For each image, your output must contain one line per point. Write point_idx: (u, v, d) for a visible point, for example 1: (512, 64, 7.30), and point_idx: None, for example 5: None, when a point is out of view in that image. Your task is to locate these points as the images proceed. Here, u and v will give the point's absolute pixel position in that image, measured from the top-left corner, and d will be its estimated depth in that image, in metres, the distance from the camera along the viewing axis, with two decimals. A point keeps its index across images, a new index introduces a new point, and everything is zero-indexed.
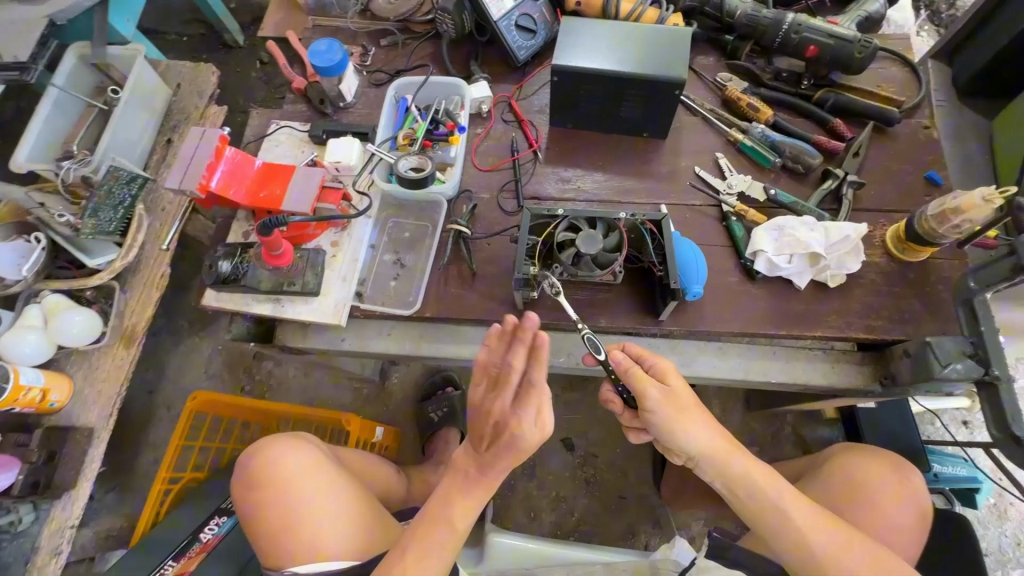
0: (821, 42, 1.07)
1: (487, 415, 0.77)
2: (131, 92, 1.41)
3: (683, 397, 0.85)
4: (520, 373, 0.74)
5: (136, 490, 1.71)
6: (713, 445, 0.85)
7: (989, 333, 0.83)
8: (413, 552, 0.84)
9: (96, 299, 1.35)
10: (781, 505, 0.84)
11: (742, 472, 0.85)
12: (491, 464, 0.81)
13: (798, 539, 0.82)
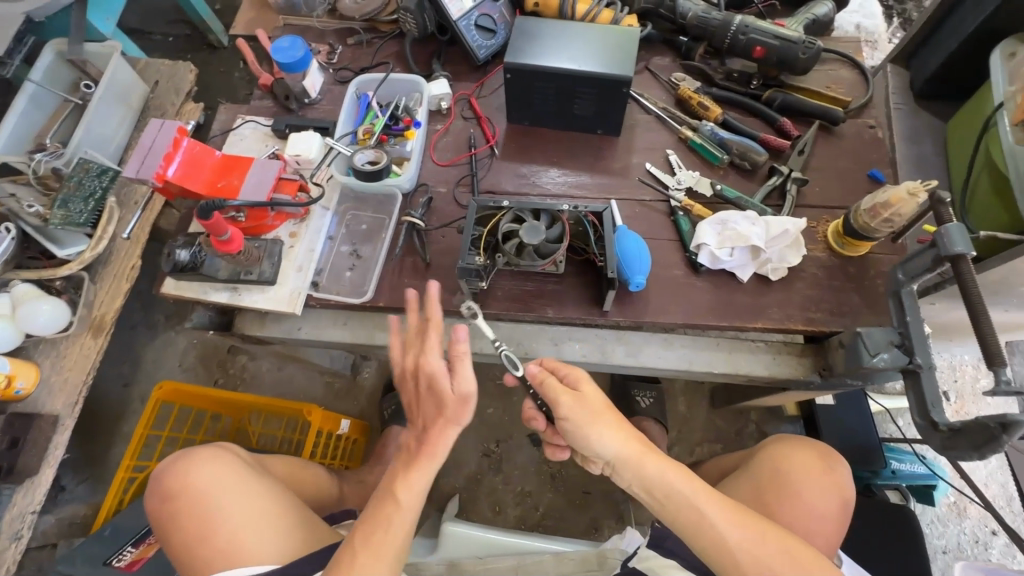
0: (767, 43, 1.10)
1: (422, 374, 0.87)
2: (107, 87, 1.44)
3: (591, 399, 0.86)
4: (440, 341, 0.86)
5: (107, 481, 1.72)
6: (626, 448, 0.86)
7: (915, 323, 0.85)
8: (360, 538, 0.86)
9: (65, 289, 1.37)
10: (698, 504, 0.85)
11: (658, 474, 0.86)
12: (428, 432, 0.87)
13: (716, 539, 0.84)
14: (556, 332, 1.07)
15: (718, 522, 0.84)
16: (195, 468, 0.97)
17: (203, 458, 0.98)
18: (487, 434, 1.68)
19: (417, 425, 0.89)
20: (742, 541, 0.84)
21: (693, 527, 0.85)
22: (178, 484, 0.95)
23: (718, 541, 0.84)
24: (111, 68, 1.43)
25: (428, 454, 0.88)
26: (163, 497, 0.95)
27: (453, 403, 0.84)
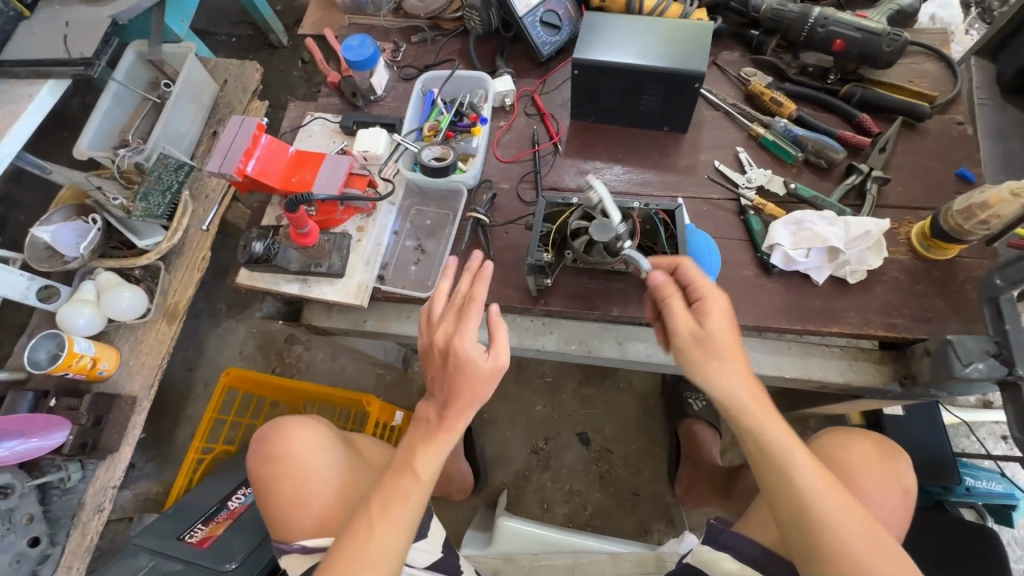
0: (848, 35, 1.06)
1: (433, 347, 0.87)
2: (182, 86, 1.51)
3: (716, 317, 0.79)
4: (464, 289, 0.89)
5: (173, 461, 1.81)
6: (738, 378, 0.78)
7: (1015, 332, 0.80)
8: (377, 505, 0.84)
9: (143, 278, 1.46)
10: (791, 457, 0.76)
11: (756, 413, 0.77)
12: (450, 402, 0.84)
13: (800, 498, 0.75)
14: (620, 331, 1.06)
15: (810, 481, 0.75)
16: (293, 436, 1.03)
17: (302, 430, 1.04)
18: (535, 431, 1.68)
19: (437, 395, 0.86)
20: (830, 509, 0.74)
21: (778, 476, 0.77)
22: (281, 448, 1.02)
23: (801, 498, 0.75)
24: (187, 68, 1.50)
25: (449, 426, 0.85)
26: (266, 458, 1.02)
27: (469, 360, 0.83)
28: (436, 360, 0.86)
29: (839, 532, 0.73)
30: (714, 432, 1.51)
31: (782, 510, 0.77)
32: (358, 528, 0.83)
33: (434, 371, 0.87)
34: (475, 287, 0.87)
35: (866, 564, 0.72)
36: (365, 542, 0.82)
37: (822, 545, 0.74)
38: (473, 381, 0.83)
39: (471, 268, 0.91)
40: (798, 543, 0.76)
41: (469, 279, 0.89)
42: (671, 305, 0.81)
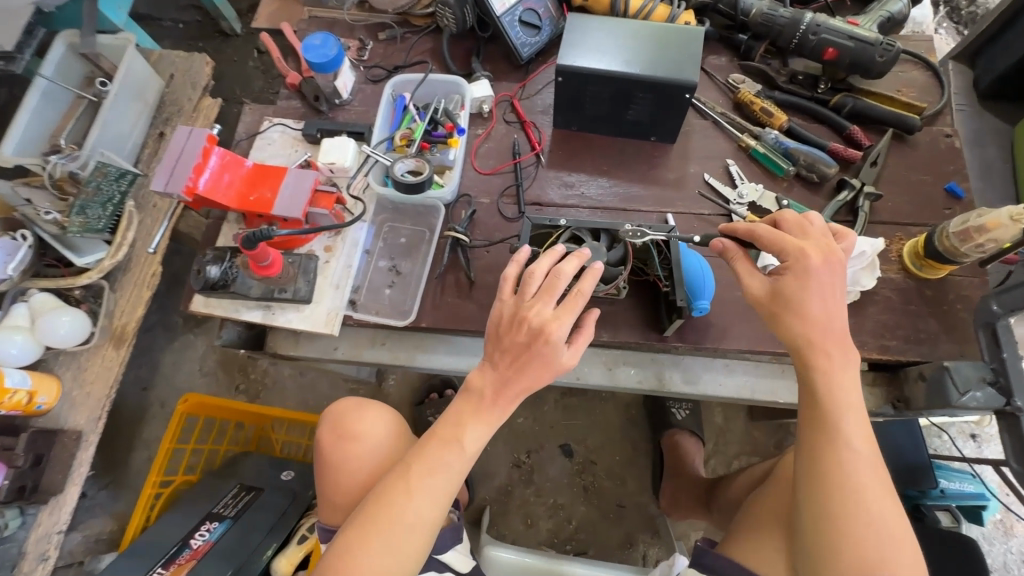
0: (840, 44, 1.02)
1: (521, 321, 0.81)
2: (122, 83, 1.36)
3: (831, 282, 0.73)
4: (569, 277, 0.81)
5: (128, 490, 1.69)
6: (828, 331, 0.73)
7: (1011, 360, 0.79)
8: (420, 468, 0.84)
9: (85, 299, 1.31)
10: (847, 417, 0.72)
11: (828, 365, 0.73)
12: (512, 380, 0.83)
13: (844, 457, 0.70)
14: (609, 356, 1.01)
15: (857, 444, 0.71)
16: (370, 419, 1.12)
17: (379, 414, 1.13)
18: (517, 444, 1.63)
19: (499, 369, 0.84)
20: (869, 477, 0.70)
21: (824, 432, 0.72)
22: (359, 428, 1.10)
23: (842, 457, 0.70)
24: (127, 62, 1.34)
25: (501, 406, 0.85)
26: (342, 435, 1.10)
27: (556, 350, 0.81)
28: (519, 337, 0.81)
29: (867, 500, 0.69)
30: (696, 441, 1.49)
31: (815, 465, 0.72)
32: (394, 492, 0.83)
33: (513, 344, 0.82)
34: (584, 282, 0.81)
35: (885, 533, 0.67)
36: (402, 509, 0.82)
37: (843, 511, 0.69)
38: (549, 370, 0.82)
39: (581, 257, 0.82)
40: (818, 503, 0.71)
41: (577, 270, 0.81)
42: (794, 257, 0.74)
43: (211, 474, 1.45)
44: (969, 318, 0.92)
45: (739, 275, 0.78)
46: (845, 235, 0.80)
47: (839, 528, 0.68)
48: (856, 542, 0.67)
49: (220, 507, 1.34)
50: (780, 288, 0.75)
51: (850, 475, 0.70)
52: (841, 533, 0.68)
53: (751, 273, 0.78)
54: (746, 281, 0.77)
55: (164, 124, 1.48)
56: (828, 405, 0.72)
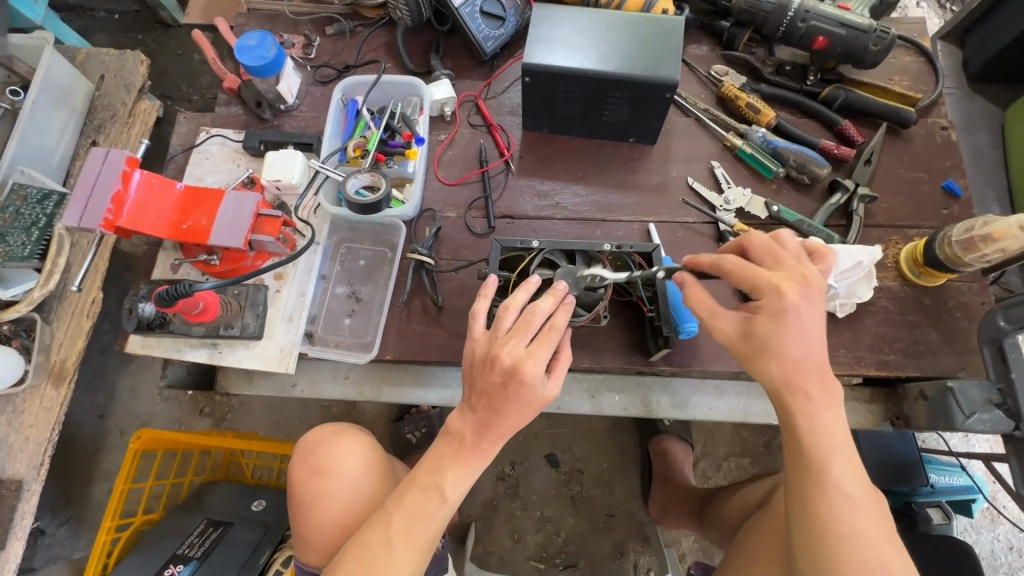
0: (831, 31, 0.94)
1: (494, 361, 0.72)
2: (42, 87, 1.09)
3: (810, 319, 0.66)
4: (545, 313, 0.74)
5: (73, 528, 1.50)
6: (809, 368, 0.66)
7: (1021, 380, 0.74)
8: (401, 519, 0.75)
9: (16, 333, 1.11)
10: (834, 459, 0.65)
11: (811, 405, 0.66)
12: (494, 425, 0.74)
13: (834, 507, 0.63)
14: (592, 382, 0.94)
15: (848, 489, 0.64)
16: (345, 449, 0.93)
17: (357, 444, 0.94)
18: (501, 456, 1.54)
19: (477, 413, 0.75)
20: (865, 526, 0.63)
21: (811, 482, 0.65)
22: (332, 461, 0.91)
23: (832, 508, 0.63)
24: (46, 59, 1.08)
25: (484, 449, 0.76)
26: (313, 470, 0.91)
27: (534, 388, 0.72)
28: (493, 378, 0.72)
29: (864, 554, 0.62)
30: (685, 446, 1.42)
31: (804, 518, 0.65)
32: (371, 545, 0.74)
33: (488, 387, 0.73)
34: (558, 317, 0.74)
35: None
36: (383, 562, 0.73)
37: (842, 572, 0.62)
38: (531, 409, 0.74)
39: (556, 293, 0.75)
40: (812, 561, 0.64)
41: (552, 307, 0.74)
42: (768, 294, 0.66)
43: (175, 509, 1.30)
44: (970, 327, 0.87)
45: (708, 306, 0.70)
46: (823, 256, 0.74)
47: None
48: None
49: (185, 547, 1.19)
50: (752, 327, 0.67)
51: (843, 529, 0.63)
52: None
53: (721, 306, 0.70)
54: (716, 313, 0.70)
55: (97, 132, 1.20)
56: (813, 449, 0.65)
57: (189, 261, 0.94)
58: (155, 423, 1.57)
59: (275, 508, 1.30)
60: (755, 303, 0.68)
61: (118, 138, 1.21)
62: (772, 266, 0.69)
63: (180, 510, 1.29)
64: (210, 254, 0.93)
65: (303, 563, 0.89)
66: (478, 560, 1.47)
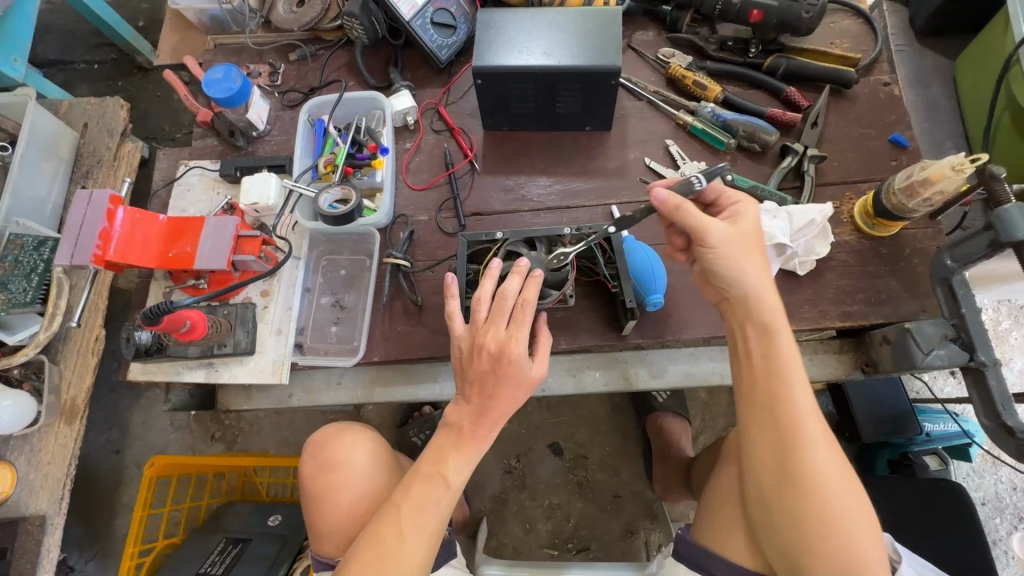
0: (764, 5, 0.98)
1: (480, 349, 0.77)
2: (28, 141, 1.13)
3: (750, 234, 0.76)
4: (514, 294, 0.78)
5: (97, 566, 1.55)
6: (763, 289, 0.75)
7: (971, 313, 0.78)
8: (410, 508, 0.77)
9: (25, 377, 1.15)
10: (794, 381, 0.73)
11: (774, 332, 0.74)
12: (488, 410, 0.78)
13: (794, 407, 0.72)
14: (571, 362, 1.01)
15: (806, 409, 0.72)
16: (351, 444, 0.97)
17: (361, 438, 0.99)
18: (506, 450, 1.56)
19: (473, 402, 0.78)
20: (817, 427, 0.72)
21: (775, 387, 0.73)
22: (339, 456, 0.96)
23: (798, 427, 0.71)
24: (30, 113, 1.12)
25: (481, 435, 0.79)
26: (322, 466, 0.96)
27: (522, 366, 0.76)
28: (483, 365, 0.76)
29: (818, 450, 0.71)
30: (682, 421, 1.45)
31: (772, 421, 0.73)
32: (384, 534, 0.76)
33: (477, 373, 0.77)
34: (528, 292, 0.77)
35: (832, 479, 0.70)
36: (397, 551, 0.75)
37: (804, 483, 0.70)
38: (520, 389, 0.77)
39: (521, 270, 0.79)
40: (775, 476, 0.72)
41: (520, 284, 0.78)
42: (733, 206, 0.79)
43: (194, 532, 1.34)
44: (926, 271, 0.90)
45: (696, 222, 0.74)
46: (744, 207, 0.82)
47: (798, 497, 0.70)
48: (812, 488, 0.69)
49: (207, 567, 1.22)
50: (724, 248, 0.75)
51: (806, 443, 0.71)
52: (798, 480, 0.70)
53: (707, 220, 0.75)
54: (705, 229, 0.74)
55: (86, 177, 1.26)
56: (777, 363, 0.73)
57: (178, 287, 0.99)
58: (170, 450, 1.62)
59: (291, 520, 1.33)
60: (733, 227, 0.76)
61: (106, 182, 1.26)
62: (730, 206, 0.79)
63: (201, 531, 1.33)
64: (198, 278, 0.99)
65: (318, 556, 0.92)
66: (492, 552, 1.49)
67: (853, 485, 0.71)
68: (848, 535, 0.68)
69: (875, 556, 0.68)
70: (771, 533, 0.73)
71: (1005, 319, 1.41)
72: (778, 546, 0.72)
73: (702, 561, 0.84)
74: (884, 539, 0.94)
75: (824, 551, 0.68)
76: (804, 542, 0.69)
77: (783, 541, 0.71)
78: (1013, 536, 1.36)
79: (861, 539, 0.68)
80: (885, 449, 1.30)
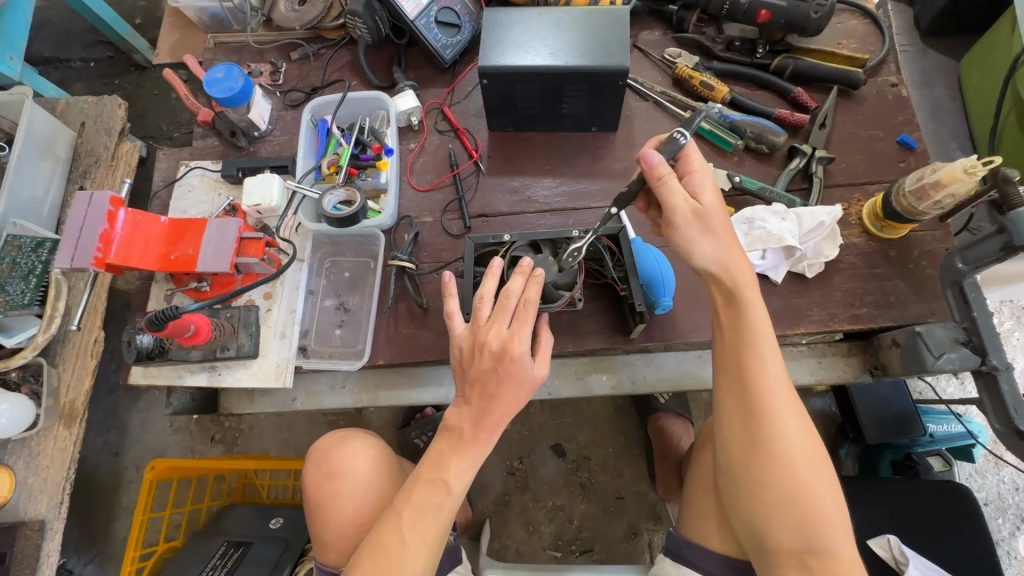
0: (772, 5, 0.97)
1: (482, 347, 0.76)
2: (25, 141, 1.11)
3: (713, 214, 0.74)
4: (517, 293, 0.77)
5: (95, 569, 1.53)
6: (729, 264, 0.74)
7: (982, 317, 0.77)
8: (412, 514, 0.76)
9: (25, 380, 1.13)
10: (764, 352, 0.74)
11: (746, 305, 0.75)
12: (488, 412, 0.76)
13: (761, 376, 0.73)
14: (578, 364, 1.00)
15: (774, 380, 0.73)
16: (354, 451, 0.96)
17: (364, 445, 0.98)
18: (508, 451, 1.55)
19: (473, 403, 0.77)
20: (782, 397, 0.73)
21: (744, 357, 0.74)
22: (344, 464, 0.95)
23: (765, 398, 0.73)
24: (26, 113, 1.10)
25: (483, 438, 0.78)
26: (326, 474, 0.95)
27: (524, 365, 0.75)
28: (484, 364, 0.75)
29: (784, 418, 0.72)
30: (683, 421, 1.43)
31: (739, 391, 0.74)
32: (386, 541, 0.76)
33: (478, 373, 0.76)
34: (531, 292, 0.77)
35: (796, 448, 0.71)
36: (399, 558, 0.74)
37: (769, 453, 0.71)
38: (522, 389, 0.76)
39: (522, 269, 0.78)
40: (742, 446, 0.73)
41: (523, 283, 0.77)
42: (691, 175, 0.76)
43: (194, 536, 1.32)
44: (935, 274, 0.90)
45: (666, 199, 0.73)
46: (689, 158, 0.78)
47: (763, 467, 0.71)
48: (775, 457, 0.71)
49: (208, 570, 1.21)
50: (681, 231, 0.74)
51: (773, 414, 0.72)
52: (763, 449, 0.72)
53: (676, 198, 0.73)
54: (670, 208, 0.73)
55: (83, 177, 1.24)
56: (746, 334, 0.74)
57: (180, 289, 0.98)
58: (170, 453, 1.61)
59: (292, 523, 1.32)
60: (697, 209, 0.73)
61: (104, 182, 1.24)
62: (692, 181, 0.75)
63: (201, 534, 1.32)
64: (200, 281, 0.97)
65: (322, 565, 0.91)
66: (495, 554, 1.48)
67: (819, 454, 0.72)
68: (811, 505, 0.69)
69: (837, 527, 0.69)
70: (737, 503, 0.74)
71: (1007, 320, 1.41)
72: (743, 517, 0.73)
73: (684, 551, 0.86)
74: (892, 540, 0.95)
75: (785, 520, 0.70)
76: (767, 512, 0.70)
77: (747, 510, 0.73)
78: (1015, 537, 1.36)
79: (825, 510, 0.69)
80: (888, 450, 1.30)
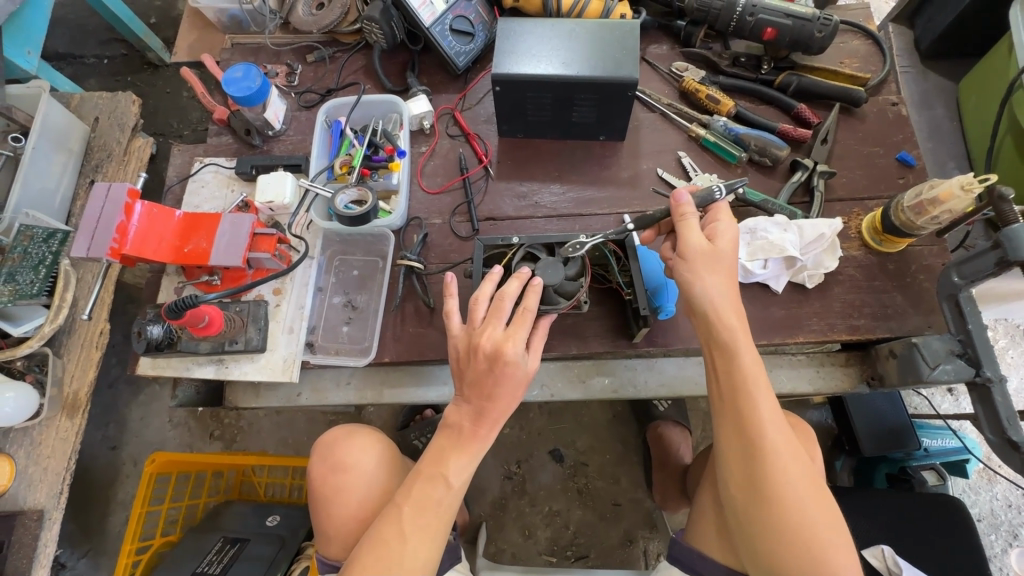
0: (778, 23, 1.00)
1: (476, 349, 0.77)
2: (41, 134, 1.13)
3: (721, 255, 0.78)
4: (514, 298, 0.79)
5: (86, 563, 1.52)
6: (725, 309, 0.76)
7: (977, 330, 0.79)
8: (411, 509, 0.77)
9: (29, 369, 1.13)
10: (759, 395, 0.74)
11: (737, 347, 0.75)
12: (485, 410, 0.77)
13: (755, 418, 0.73)
14: (581, 368, 1.01)
15: (769, 421, 0.73)
16: (359, 445, 0.97)
17: (371, 440, 0.99)
18: (506, 455, 1.56)
19: (471, 402, 0.78)
20: (776, 438, 0.73)
21: (735, 399, 0.75)
22: (350, 458, 0.96)
23: (762, 443, 0.72)
24: (42, 106, 1.12)
25: (482, 434, 0.79)
26: (332, 467, 0.96)
27: (518, 366, 0.76)
28: (479, 364, 0.76)
29: (778, 457, 0.72)
30: (682, 429, 1.44)
31: (735, 431, 0.75)
32: (386, 536, 0.76)
33: (475, 373, 0.77)
34: (528, 299, 0.79)
35: (792, 486, 0.71)
36: (398, 554, 0.75)
37: (766, 493, 0.71)
38: (517, 387, 0.77)
39: (521, 276, 0.80)
40: (742, 487, 0.73)
41: (519, 289, 0.79)
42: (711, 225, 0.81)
43: (191, 531, 1.32)
44: (932, 288, 0.92)
45: (683, 233, 0.79)
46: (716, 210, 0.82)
47: (764, 509, 0.71)
48: (771, 494, 0.71)
49: (203, 567, 1.21)
50: (689, 264, 0.77)
51: (769, 458, 0.72)
52: (761, 486, 0.72)
53: (692, 233, 0.79)
54: (684, 242, 0.78)
55: (95, 171, 1.26)
56: (737, 377, 0.74)
57: (191, 283, 1.00)
58: (168, 448, 1.61)
59: (290, 521, 1.31)
60: (707, 247, 0.77)
61: (116, 176, 1.26)
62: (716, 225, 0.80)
63: (197, 530, 1.31)
64: (211, 275, 0.99)
65: (324, 557, 0.92)
66: (491, 558, 1.48)
67: (815, 488, 0.72)
68: (813, 544, 0.69)
69: (839, 560, 0.68)
70: (742, 539, 0.74)
71: (1001, 337, 1.43)
72: (748, 550, 0.73)
73: (692, 561, 0.87)
74: (887, 549, 0.96)
75: (787, 553, 0.70)
76: (771, 550, 0.71)
77: (752, 546, 0.73)
78: (1008, 553, 1.37)
79: (830, 549, 0.69)
80: (883, 463, 1.31)
